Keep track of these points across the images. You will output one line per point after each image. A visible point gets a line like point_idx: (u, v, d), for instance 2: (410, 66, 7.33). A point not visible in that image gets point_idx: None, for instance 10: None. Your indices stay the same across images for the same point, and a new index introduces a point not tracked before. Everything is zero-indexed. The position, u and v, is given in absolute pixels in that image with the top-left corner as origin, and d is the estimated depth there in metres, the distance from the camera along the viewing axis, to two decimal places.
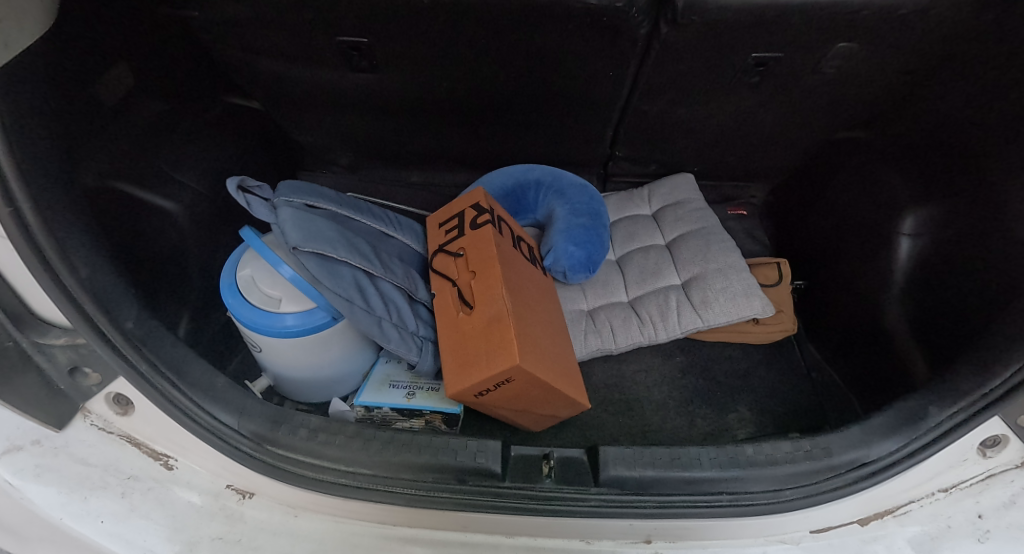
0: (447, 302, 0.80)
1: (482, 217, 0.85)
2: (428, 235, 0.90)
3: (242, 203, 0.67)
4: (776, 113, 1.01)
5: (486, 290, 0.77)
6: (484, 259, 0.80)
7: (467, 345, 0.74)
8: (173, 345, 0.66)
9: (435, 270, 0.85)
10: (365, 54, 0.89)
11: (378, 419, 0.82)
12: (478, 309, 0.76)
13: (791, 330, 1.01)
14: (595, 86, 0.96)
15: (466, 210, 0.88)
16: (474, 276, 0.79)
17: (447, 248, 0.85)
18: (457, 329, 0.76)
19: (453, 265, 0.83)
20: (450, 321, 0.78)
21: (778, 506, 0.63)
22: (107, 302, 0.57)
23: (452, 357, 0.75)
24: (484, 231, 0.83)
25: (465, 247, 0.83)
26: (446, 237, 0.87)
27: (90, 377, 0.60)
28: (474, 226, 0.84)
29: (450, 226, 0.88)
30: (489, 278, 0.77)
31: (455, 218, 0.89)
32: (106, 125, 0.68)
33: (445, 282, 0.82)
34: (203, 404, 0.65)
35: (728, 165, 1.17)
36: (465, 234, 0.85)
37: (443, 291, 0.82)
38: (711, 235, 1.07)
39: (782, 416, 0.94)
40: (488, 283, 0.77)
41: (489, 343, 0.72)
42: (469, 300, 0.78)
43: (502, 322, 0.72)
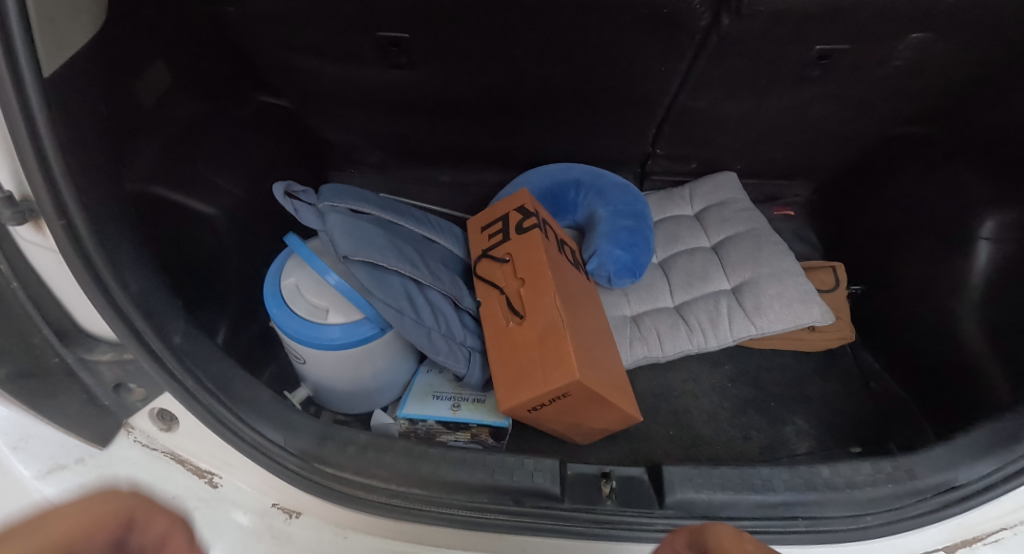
0: (495, 311, 0.76)
1: (529, 220, 0.81)
2: (470, 238, 0.87)
3: (290, 209, 0.64)
4: (833, 108, 0.96)
5: (538, 299, 0.73)
6: (533, 266, 0.76)
7: (519, 357, 0.71)
8: (216, 357, 0.63)
9: (479, 277, 0.81)
10: (405, 49, 0.85)
11: (422, 432, 0.79)
12: (530, 319, 0.72)
13: (848, 338, 0.96)
14: (643, 82, 0.91)
15: (510, 213, 0.84)
16: (523, 283, 0.76)
17: (491, 254, 0.81)
18: (507, 341, 0.73)
19: (498, 272, 0.79)
20: (499, 331, 0.74)
21: (860, 533, 0.59)
22: (154, 315, 0.54)
23: (503, 370, 0.71)
24: (531, 236, 0.79)
25: (511, 253, 0.79)
26: (490, 242, 0.83)
27: (136, 392, 0.58)
28: (520, 231, 0.80)
29: (493, 230, 0.84)
30: (539, 287, 0.74)
31: (498, 221, 0.84)
32: (149, 126, 0.65)
33: (490, 289, 0.79)
34: (249, 420, 0.62)
35: (775, 163, 1.11)
36: (511, 239, 0.81)
37: (489, 299, 0.78)
38: (761, 237, 1.02)
39: (841, 429, 0.89)
40: (540, 292, 0.73)
41: (544, 356, 0.69)
42: (518, 309, 0.74)
43: (557, 334, 0.69)
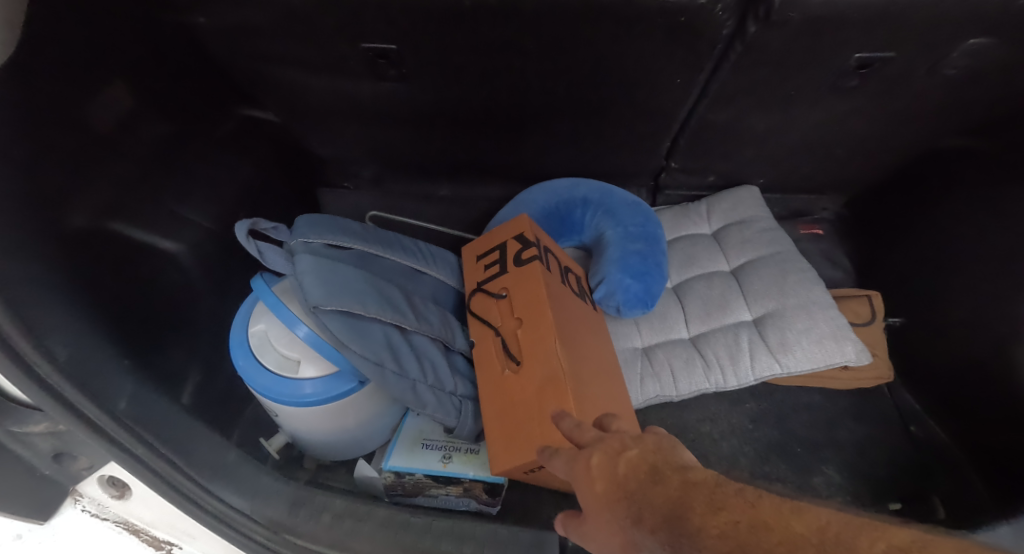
0: (490, 354, 0.69)
1: (529, 250, 0.72)
2: (465, 268, 0.79)
3: (253, 251, 0.56)
4: (871, 119, 0.86)
5: (537, 345, 0.65)
6: (532, 305, 0.67)
7: (514, 411, 0.63)
8: (174, 416, 0.56)
9: (473, 314, 0.73)
10: (394, 62, 0.77)
11: (410, 486, 0.72)
12: (528, 368, 0.64)
13: (885, 378, 0.86)
14: (659, 94, 0.82)
15: (508, 242, 0.75)
16: (521, 325, 0.67)
17: (487, 288, 0.73)
18: (503, 391, 0.65)
19: (494, 309, 0.71)
20: (494, 379, 0.67)
21: None
22: (94, 381, 0.47)
23: (497, 424, 0.64)
24: (530, 270, 0.70)
25: (509, 288, 0.71)
26: (486, 274, 0.75)
27: (79, 461, 0.52)
28: (519, 263, 0.72)
29: (490, 261, 0.76)
30: (539, 330, 0.65)
31: (495, 251, 0.76)
32: (103, 155, 0.58)
33: (485, 329, 0.71)
34: (212, 487, 0.55)
35: (803, 177, 1.01)
36: (508, 272, 0.72)
37: (483, 340, 0.70)
38: (786, 262, 0.92)
39: (877, 481, 0.80)
40: (539, 337, 0.65)
41: (542, 413, 0.60)
42: (515, 354, 0.66)
43: (557, 387, 0.61)
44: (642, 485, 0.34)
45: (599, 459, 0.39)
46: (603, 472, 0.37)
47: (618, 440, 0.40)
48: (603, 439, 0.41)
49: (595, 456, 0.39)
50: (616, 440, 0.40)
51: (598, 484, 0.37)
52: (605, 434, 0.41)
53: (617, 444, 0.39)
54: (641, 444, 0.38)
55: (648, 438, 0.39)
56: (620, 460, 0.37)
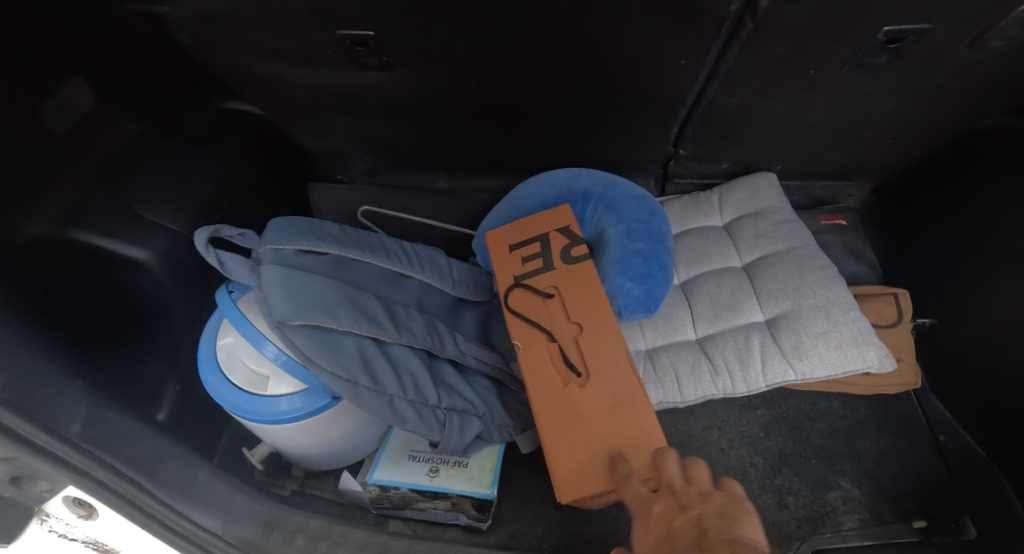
0: (544, 364, 0.57)
1: (579, 246, 0.64)
2: (494, 257, 0.65)
3: (213, 261, 0.52)
4: (900, 99, 0.80)
5: (603, 354, 0.57)
6: (592, 310, 0.59)
7: (586, 431, 0.53)
8: (139, 436, 0.52)
9: (510, 311, 0.60)
10: (374, 50, 0.71)
11: (396, 500, 0.69)
12: (597, 380, 0.55)
13: (911, 385, 0.79)
14: (662, 78, 0.76)
15: (551, 235, 0.65)
16: (582, 331, 0.58)
17: (530, 283, 0.61)
18: (567, 407, 0.54)
19: (541, 310, 0.60)
20: (553, 393, 0.55)
21: None
22: (38, 406, 0.44)
23: (565, 448, 0.52)
24: (584, 270, 0.62)
25: (558, 287, 0.61)
26: (525, 267, 0.63)
27: (40, 484, 0.48)
28: (568, 260, 0.63)
29: (528, 253, 0.64)
30: (605, 337, 0.58)
31: (535, 241, 0.65)
32: (52, 158, 0.55)
33: (535, 333, 0.59)
34: (181, 508, 0.52)
35: (825, 163, 0.94)
36: (556, 269, 0.62)
37: (533, 346, 0.58)
38: (803, 258, 0.85)
39: (899, 498, 0.74)
40: (605, 345, 0.57)
41: (623, 434, 0.52)
42: (576, 364, 0.56)
43: (636, 405, 0.53)
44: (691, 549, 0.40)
45: (663, 508, 0.44)
46: (660, 521, 0.43)
47: (684, 498, 0.44)
48: (673, 492, 0.45)
49: (659, 505, 0.44)
50: (683, 497, 0.45)
51: (654, 532, 0.43)
52: (676, 484, 0.46)
53: (683, 503, 0.44)
54: (704, 508, 0.43)
55: (712, 507, 0.44)
56: (681, 517, 0.43)
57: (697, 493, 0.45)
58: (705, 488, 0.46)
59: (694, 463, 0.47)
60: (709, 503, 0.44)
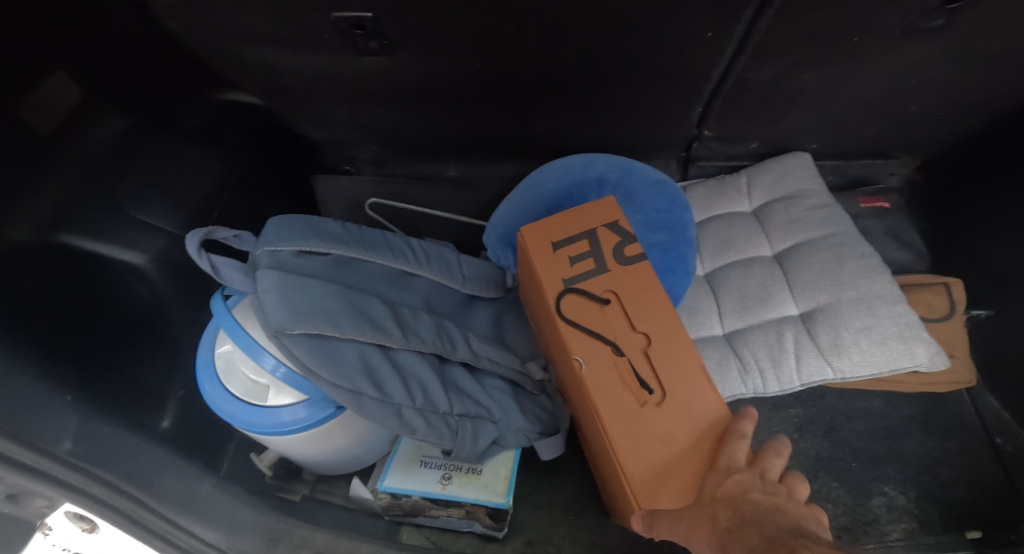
0: (611, 382, 0.51)
1: (633, 244, 0.57)
2: (536, 257, 0.56)
3: (207, 266, 0.49)
4: (953, 66, 0.72)
5: (674, 367, 0.51)
6: (655, 317, 0.53)
7: (667, 456, 0.47)
8: (135, 450, 0.50)
9: (563, 321, 0.53)
10: (372, 32, 0.67)
11: (407, 508, 0.66)
12: (675, 397, 0.49)
13: (965, 383, 0.72)
14: (686, 52, 0.69)
15: (599, 231, 0.58)
16: (650, 342, 0.52)
17: (585, 288, 0.55)
18: (643, 429, 0.49)
19: (599, 320, 0.54)
20: (625, 415, 0.49)
21: None
22: (25, 426, 0.41)
23: (652, 479, 0.47)
24: (642, 272, 0.56)
25: (615, 291, 0.55)
26: (575, 270, 0.56)
27: (37, 501, 0.47)
28: (622, 259, 0.56)
29: (575, 251, 0.56)
30: (676, 348, 0.52)
31: (581, 238, 0.57)
32: (37, 161, 0.54)
33: (596, 347, 0.52)
34: (180, 521, 0.50)
35: (865, 140, 0.87)
36: (611, 271, 0.56)
37: (595, 361, 0.52)
38: (843, 245, 0.78)
39: (949, 505, 0.68)
40: (676, 357, 0.51)
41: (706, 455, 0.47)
42: (648, 381, 0.50)
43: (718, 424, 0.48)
44: (758, 514, 0.38)
45: (744, 480, 0.41)
46: (732, 486, 0.41)
47: (769, 485, 0.40)
48: (760, 474, 0.41)
49: (739, 476, 0.41)
50: (769, 485, 0.40)
51: (721, 490, 0.41)
52: (763, 470, 0.41)
53: (768, 489, 0.40)
54: (785, 501, 0.39)
55: (795, 511, 0.39)
56: (760, 493, 0.39)
57: (786, 495, 0.40)
58: (800, 502, 0.41)
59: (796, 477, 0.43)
60: (794, 508, 0.39)
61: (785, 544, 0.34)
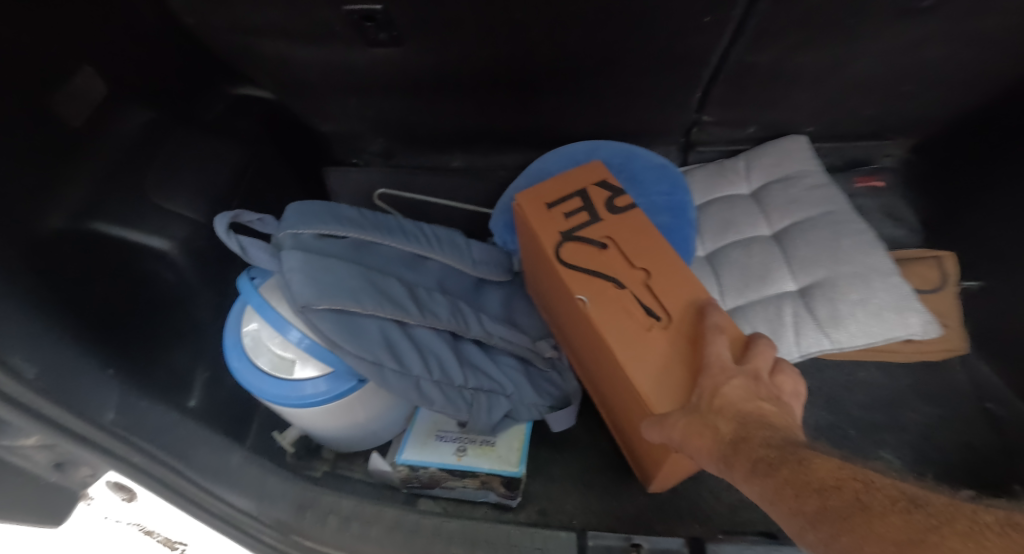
0: (619, 315, 0.53)
1: (622, 197, 0.62)
2: (533, 215, 0.60)
3: (235, 246, 0.52)
4: (943, 44, 0.75)
5: (677, 292, 0.53)
6: (651, 253, 0.57)
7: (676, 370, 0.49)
8: (172, 422, 0.53)
9: (565, 264, 0.56)
10: (381, 23, 0.69)
11: (425, 479, 0.69)
12: (679, 319, 0.52)
13: (957, 350, 0.76)
14: (684, 36, 0.72)
15: (589, 189, 0.63)
16: (650, 275, 0.55)
17: (582, 235, 0.58)
18: (654, 352, 0.50)
19: (598, 260, 0.57)
20: (635, 341, 0.51)
21: None
22: (73, 397, 0.44)
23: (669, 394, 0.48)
24: (633, 218, 0.60)
25: (612, 236, 0.58)
26: (570, 223, 0.60)
27: (81, 469, 0.49)
28: (614, 209, 0.60)
29: (568, 208, 0.61)
30: (674, 276, 0.54)
31: (573, 195, 0.62)
32: (70, 149, 0.57)
33: (599, 285, 0.55)
34: (216, 490, 0.53)
35: (862, 121, 0.89)
36: (604, 220, 0.60)
37: (599, 298, 0.54)
38: (840, 223, 0.81)
39: (944, 467, 0.71)
40: (678, 285, 0.54)
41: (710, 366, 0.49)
42: (653, 308, 0.53)
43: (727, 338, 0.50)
44: (757, 424, 0.40)
45: (742, 384, 0.43)
46: (733, 394, 0.42)
47: (763, 388, 0.43)
48: (755, 378, 0.44)
49: (737, 381, 0.43)
50: (760, 387, 0.43)
51: (725, 400, 0.42)
52: (754, 372, 0.44)
53: (762, 393, 0.43)
54: (778, 406, 0.42)
55: (787, 414, 0.42)
56: (762, 403, 0.42)
57: (777, 398, 0.43)
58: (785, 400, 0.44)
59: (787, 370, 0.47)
60: (784, 412, 0.42)
61: (795, 454, 0.35)
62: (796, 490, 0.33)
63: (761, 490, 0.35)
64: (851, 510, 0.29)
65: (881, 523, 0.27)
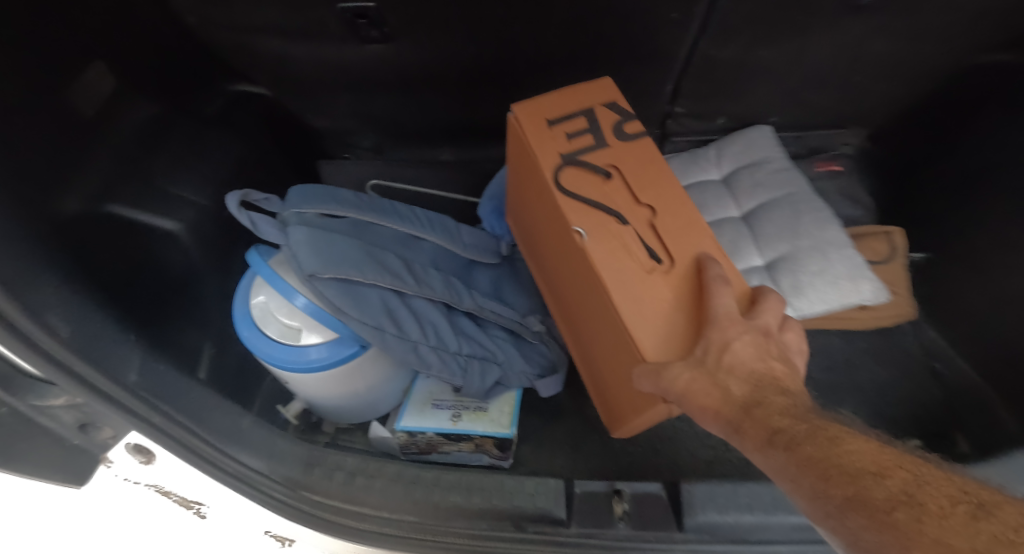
0: (615, 251, 0.54)
1: (632, 122, 0.62)
2: (534, 134, 0.60)
3: (246, 222, 0.57)
4: (887, 39, 0.83)
5: (683, 237, 0.54)
6: (659, 191, 0.57)
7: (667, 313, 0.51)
8: (188, 387, 0.57)
9: (564, 190, 0.57)
10: (374, 21, 0.74)
11: (422, 444, 0.73)
12: (682, 264, 0.53)
13: (906, 315, 0.82)
14: (654, 32, 0.78)
15: (596, 109, 0.62)
16: (655, 213, 0.56)
17: (587, 161, 0.59)
18: (650, 291, 0.52)
19: (600, 189, 0.58)
20: (632, 279, 0.52)
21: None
22: (100, 356, 0.48)
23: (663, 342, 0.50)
24: (642, 147, 0.60)
25: (617, 166, 0.59)
26: (573, 145, 0.60)
27: (104, 431, 0.52)
28: (621, 135, 0.61)
29: (573, 128, 0.61)
30: (679, 219, 0.55)
31: (578, 114, 0.62)
32: (85, 140, 0.60)
33: (597, 218, 0.56)
34: (230, 450, 0.57)
35: (820, 111, 0.97)
36: (611, 146, 0.60)
37: (598, 233, 0.55)
38: (800, 202, 0.88)
39: (894, 419, 0.79)
40: (684, 230, 0.55)
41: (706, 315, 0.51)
42: (655, 249, 0.54)
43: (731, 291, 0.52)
44: (771, 390, 0.42)
45: (750, 339, 0.45)
46: (746, 351, 0.45)
47: (769, 345, 0.46)
48: (764, 337, 0.47)
49: (746, 335, 0.46)
50: (767, 343, 0.46)
51: (737, 360, 0.44)
52: (763, 330, 0.47)
53: (772, 352, 0.46)
54: (785, 366, 0.45)
55: (790, 373, 0.45)
56: (774, 363, 0.45)
57: (783, 356, 0.46)
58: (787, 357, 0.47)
59: (792, 325, 0.50)
60: (790, 374, 0.45)
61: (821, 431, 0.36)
62: (825, 473, 0.33)
63: (777, 462, 0.36)
64: (894, 505, 0.29)
65: (933, 525, 0.27)
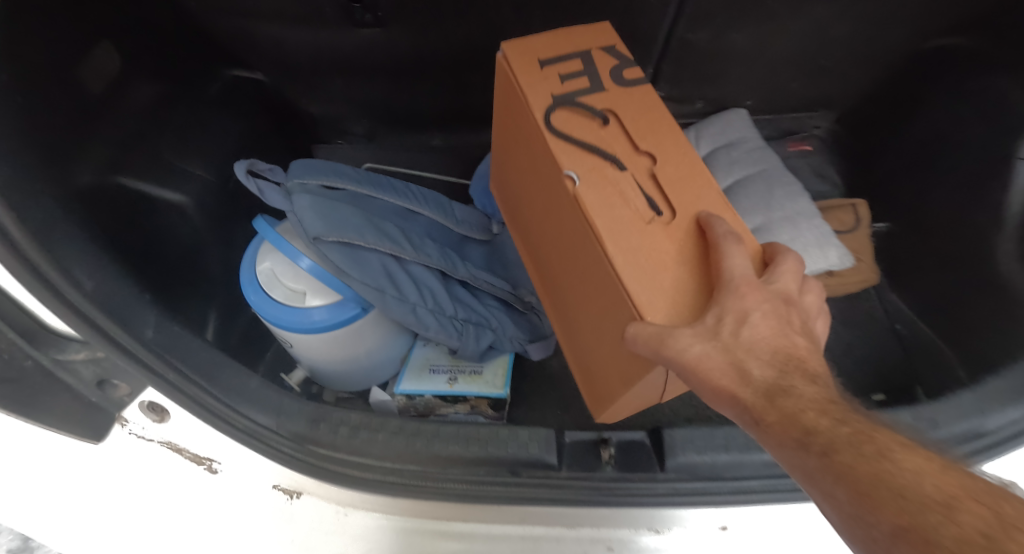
0: (610, 197, 0.53)
1: (632, 69, 0.63)
2: (529, 78, 0.62)
3: (254, 189, 0.60)
4: (849, 25, 0.89)
5: (686, 190, 0.53)
6: (662, 143, 0.57)
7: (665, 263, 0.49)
8: (199, 347, 0.59)
9: (557, 129, 0.58)
10: (369, 6, 0.78)
11: (421, 406, 0.78)
12: (681, 215, 0.51)
13: (870, 280, 0.88)
14: (634, 18, 0.83)
15: (594, 54, 0.65)
16: (656, 163, 0.55)
17: (584, 104, 0.60)
18: (645, 238, 0.50)
19: (595, 132, 0.58)
20: (630, 227, 0.51)
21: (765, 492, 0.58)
22: (121, 313, 0.51)
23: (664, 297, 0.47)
24: (641, 94, 0.61)
25: (614, 112, 0.59)
26: (567, 87, 0.61)
27: (120, 388, 0.53)
28: (619, 81, 0.62)
29: (567, 70, 0.63)
30: (682, 173, 0.54)
31: (574, 58, 0.64)
32: (93, 117, 0.62)
33: (591, 160, 0.56)
34: (241, 408, 0.58)
35: (791, 95, 1.03)
36: (608, 91, 0.61)
37: (591, 179, 0.54)
38: (773, 178, 0.94)
39: (858, 376, 0.85)
40: (688, 185, 0.53)
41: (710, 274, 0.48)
42: (655, 201, 0.52)
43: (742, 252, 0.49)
44: (805, 380, 0.38)
45: (772, 306, 0.42)
46: (771, 325, 0.41)
47: (791, 314, 0.42)
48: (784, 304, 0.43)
49: (767, 303, 0.42)
50: (785, 308, 0.42)
51: (761, 335, 0.40)
52: (782, 292, 0.43)
53: (795, 326, 0.42)
54: (809, 345, 0.41)
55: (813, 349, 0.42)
56: (800, 341, 0.41)
57: (803, 328, 0.43)
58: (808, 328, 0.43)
59: (812, 292, 0.46)
60: (818, 356, 0.41)
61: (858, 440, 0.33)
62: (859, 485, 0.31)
63: (808, 465, 0.34)
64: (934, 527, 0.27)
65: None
